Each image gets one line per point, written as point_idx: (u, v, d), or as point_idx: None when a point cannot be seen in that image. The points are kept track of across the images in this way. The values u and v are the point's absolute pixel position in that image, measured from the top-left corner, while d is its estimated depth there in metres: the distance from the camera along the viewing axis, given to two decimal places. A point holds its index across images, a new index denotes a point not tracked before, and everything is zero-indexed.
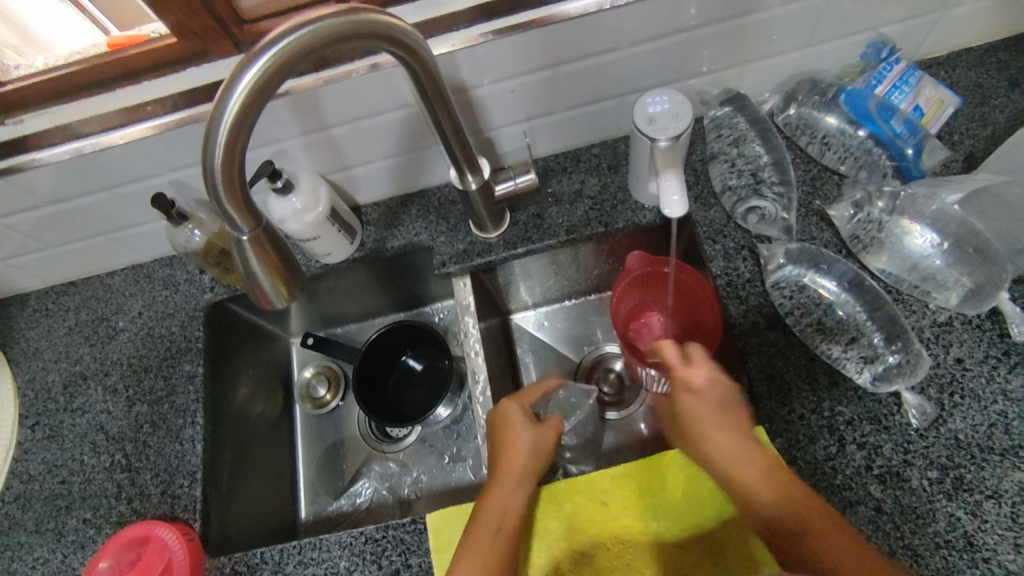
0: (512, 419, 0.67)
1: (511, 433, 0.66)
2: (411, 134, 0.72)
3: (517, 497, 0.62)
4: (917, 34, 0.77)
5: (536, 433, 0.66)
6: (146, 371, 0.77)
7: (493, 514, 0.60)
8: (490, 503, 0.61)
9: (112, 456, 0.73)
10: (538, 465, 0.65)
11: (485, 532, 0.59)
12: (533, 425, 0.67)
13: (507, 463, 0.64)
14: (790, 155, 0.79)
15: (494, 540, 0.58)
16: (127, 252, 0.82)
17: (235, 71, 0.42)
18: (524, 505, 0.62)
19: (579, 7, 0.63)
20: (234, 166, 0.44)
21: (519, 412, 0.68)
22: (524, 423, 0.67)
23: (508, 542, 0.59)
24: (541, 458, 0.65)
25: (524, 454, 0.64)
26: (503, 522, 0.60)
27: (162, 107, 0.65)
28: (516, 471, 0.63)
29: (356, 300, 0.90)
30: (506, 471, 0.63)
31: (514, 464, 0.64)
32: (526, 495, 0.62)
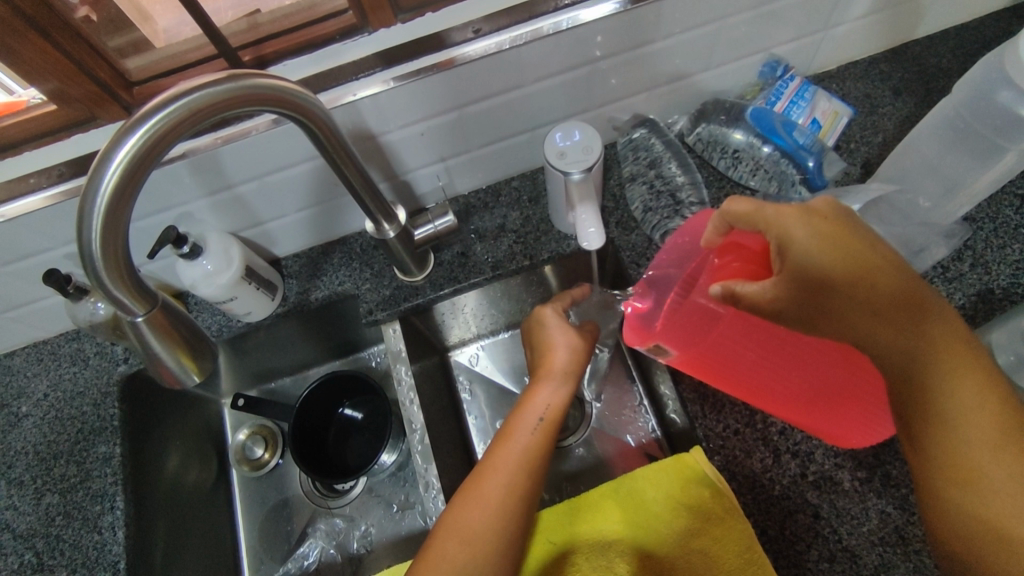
0: (547, 320, 0.69)
1: (549, 333, 0.68)
2: (323, 184, 0.70)
3: (556, 394, 0.65)
4: (807, 51, 0.81)
5: (573, 333, 0.68)
6: (56, 458, 0.72)
7: (536, 407, 0.64)
8: (531, 400, 0.65)
9: (22, 556, 0.67)
10: (579, 362, 0.67)
11: (523, 429, 0.63)
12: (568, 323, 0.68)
13: (546, 363, 0.67)
14: (703, 173, 0.81)
15: (532, 432, 0.62)
16: (26, 330, 0.76)
17: (105, 151, 0.39)
18: (563, 400, 0.65)
19: (478, 49, 0.63)
20: (118, 247, 0.41)
21: (553, 313, 0.69)
22: (559, 324, 0.69)
23: (545, 437, 0.63)
24: (581, 356, 0.68)
25: (562, 353, 0.67)
26: (544, 416, 0.63)
27: (46, 179, 0.61)
28: (556, 368, 0.66)
29: (286, 354, 0.86)
30: (547, 369, 0.66)
31: (554, 363, 0.66)
32: (567, 392, 0.65)
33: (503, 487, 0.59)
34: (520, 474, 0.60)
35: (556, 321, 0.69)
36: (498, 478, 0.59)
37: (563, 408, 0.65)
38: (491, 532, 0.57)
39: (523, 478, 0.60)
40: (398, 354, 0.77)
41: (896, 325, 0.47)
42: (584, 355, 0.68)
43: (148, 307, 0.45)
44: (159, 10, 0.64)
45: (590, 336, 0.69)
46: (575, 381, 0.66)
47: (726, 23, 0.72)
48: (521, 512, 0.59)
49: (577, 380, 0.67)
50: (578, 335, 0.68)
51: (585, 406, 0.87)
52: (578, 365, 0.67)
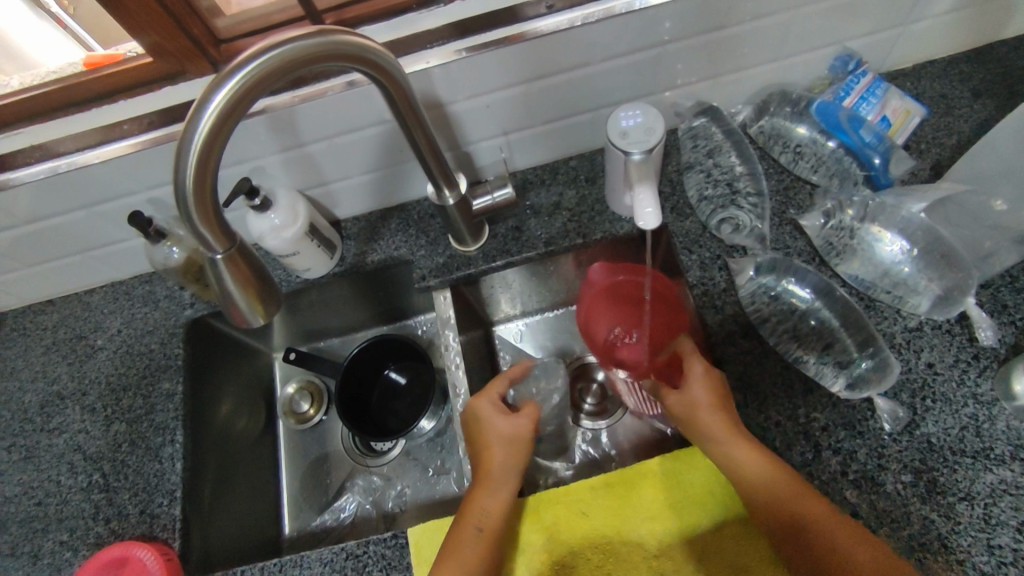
0: (483, 416, 0.68)
1: (488, 427, 0.67)
2: (390, 149, 0.73)
3: (500, 495, 0.62)
4: (883, 46, 0.79)
5: (510, 425, 0.67)
6: (125, 390, 0.77)
7: (480, 509, 0.61)
8: (474, 503, 0.62)
9: (90, 476, 0.72)
10: (519, 458, 0.65)
11: (465, 539, 0.59)
12: (507, 417, 0.68)
13: (486, 463, 0.64)
14: (764, 165, 0.80)
15: (478, 539, 0.59)
16: (106, 269, 0.82)
17: (204, 94, 0.42)
18: (506, 501, 0.62)
19: (550, 24, 0.65)
20: (207, 188, 0.44)
21: (489, 407, 0.69)
22: (497, 418, 0.68)
23: (490, 536, 0.59)
24: (521, 448, 0.66)
25: (501, 448, 0.65)
26: (485, 521, 0.60)
27: (138, 126, 0.65)
28: (495, 467, 0.64)
29: (339, 314, 0.90)
30: (483, 471, 0.64)
31: (492, 461, 0.65)
32: (509, 491, 0.63)
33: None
34: None
35: (492, 417, 0.68)
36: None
37: (507, 509, 0.62)
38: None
39: None
40: (445, 317, 0.79)
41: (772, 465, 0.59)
42: (525, 448, 0.67)
43: (205, 254, 0.46)
44: None
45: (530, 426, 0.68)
46: (517, 475, 0.64)
47: (801, 12, 0.71)
48: None
49: (518, 475, 0.65)
50: (518, 429, 0.67)
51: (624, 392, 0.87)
52: (520, 460, 0.65)
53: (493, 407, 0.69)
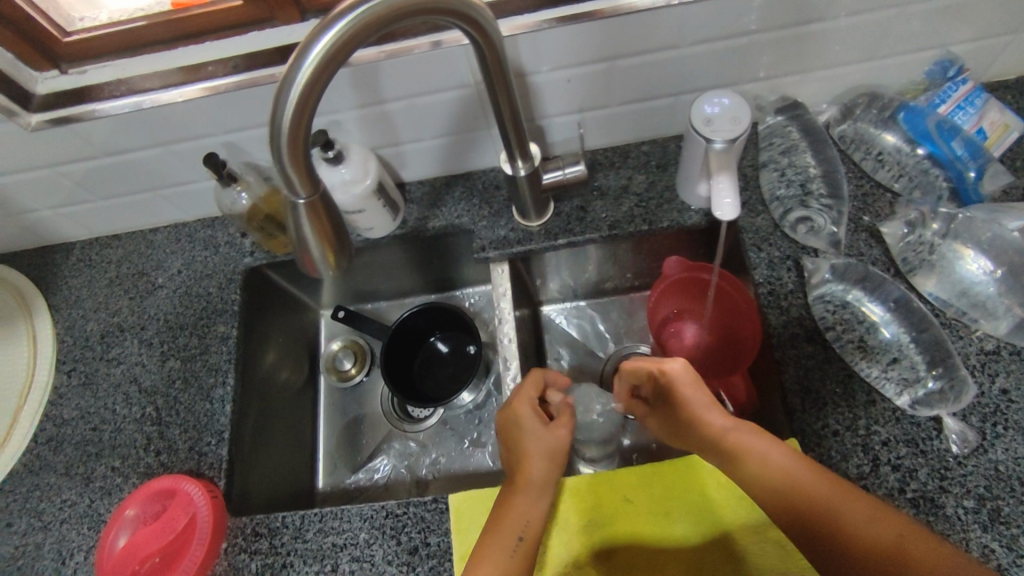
0: (523, 424, 0.65)
1: (528, 435, 0.65)
2: (464, 116, 0.72)
3: (538, 506, 0.61)
4: (987, 54, 0.75)
5: (551, 437, 0.65)
6: (182, 329, 0.78)
7: (516, 523, 0.59)
8: (511, 513, 0.60)
9: (143, 408, 0.74)
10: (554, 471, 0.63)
11: (504, 547, 0.57)
12: (548, 428, 0.65)
13: (523, 474, 0.62)
14: (845, 168, 0.77)
15: (516, 550, 0.57)
16: (172, 210, 0.83)
17: (312, 34, 0.41)
18: (542, 512, 0.61)
19: (646, 1, 0.63)
20: (301, 133, 0.44)
21: (530, 415, 0.66)
22: (536, 428, 0.65)
23: (526, 550, 0.58)
24: (558, 461, 0.64)
25: (539, 461, 0.63)
26: (525, 531, 0.58)
27: (222, 69, 0.66)
28: (534, 478, 0.62)
29: (391, 278, 0.90)
30: (520, 483, 0.62)
31: (531, 474, 0.62)
32: (546, 505, 0.61)
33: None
34: None
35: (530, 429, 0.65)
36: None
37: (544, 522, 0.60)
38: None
39: None
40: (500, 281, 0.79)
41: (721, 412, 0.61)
42: (563, 461, 0.65)
43: (290, 198, 0.46)
44: None
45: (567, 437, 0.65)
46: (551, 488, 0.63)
47: (905, 11, 0.68)
48: None
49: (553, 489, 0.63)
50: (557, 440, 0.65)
51: None
52: (558, 473, 0.64)
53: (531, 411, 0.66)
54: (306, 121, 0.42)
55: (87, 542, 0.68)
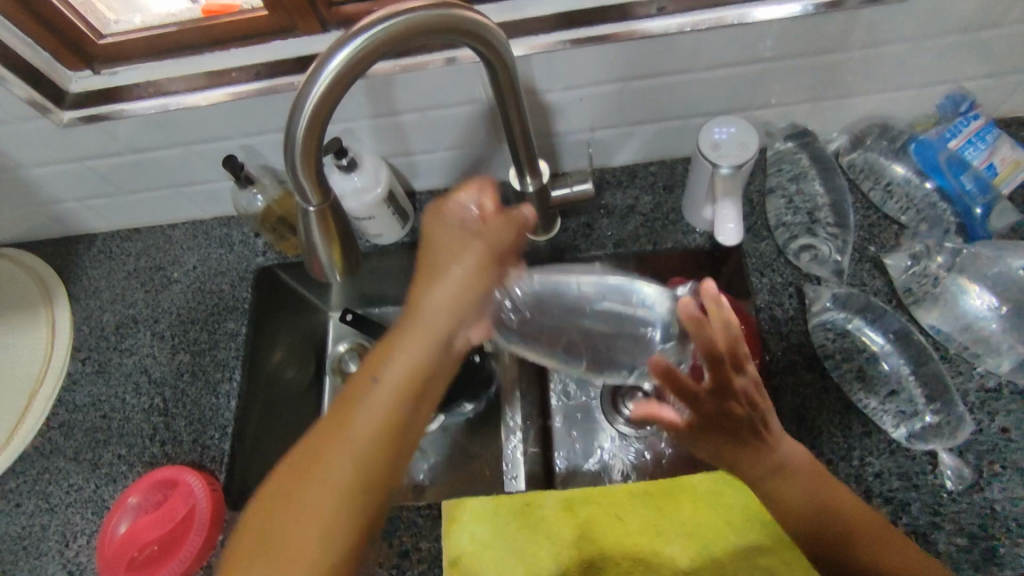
0: (444, 221, 0.51)
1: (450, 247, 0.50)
2: (476, 130, 0.74)
3: (416, 348, 0.47)
4: (1000, 91, 0.75)
5: (472, 240, 0.50)
6: (193, 323, 0.81)
7: (372, 366, 0.47)
8: (379, 352, 0.48)
9: (152, 399, 0.77)
10: (467, 302, 0.49)
11: (357, 397, 0.46)
12: (470, 227, 0.50)
13: (413, 299, 0.49)
14: (852, 198, 0.77)
15: (371, 397, 0.46)
16: (190, 207, 0.85)
17: (329, 50, 0.44)
18: (425, 354, 0.47)
19: (659, 26, 0.64)
20: (314, 142, 0.46)
21: (453, 211, 0.51)
22: (453, 224, 0.51)
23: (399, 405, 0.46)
24: (483, 277, 0.50)
25: (444, 288, 0.49)
26: (383, 372, 0.47)
27: (245, 75, 0.68)
28: (421, 308, 0.48)
29: (398, 283, 0.91)
30: (406, 313, 0.49)
31: (420, 299, 0.49)
32: (435, 346, 0.48)
33: (332, 460, 0.45)
34: (358, 442, 0.45)
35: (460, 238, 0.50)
36: (328, 450, 0.45)
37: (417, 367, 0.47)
38: (357, 488, 0.45)
39: (359, 437, 0.45)
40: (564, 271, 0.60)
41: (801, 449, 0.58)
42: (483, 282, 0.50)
43: (301, 205, 0.48)
44: None
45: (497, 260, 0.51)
46: (438, 335, 0.48)
47: (919, 45, 0.68)
48: (352, 512, 0.45)
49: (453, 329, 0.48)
50: (485, 255, 0.50)
51: None
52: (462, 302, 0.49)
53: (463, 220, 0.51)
54: (318, 130, 0.45)
55: (90, 526, 0.70)
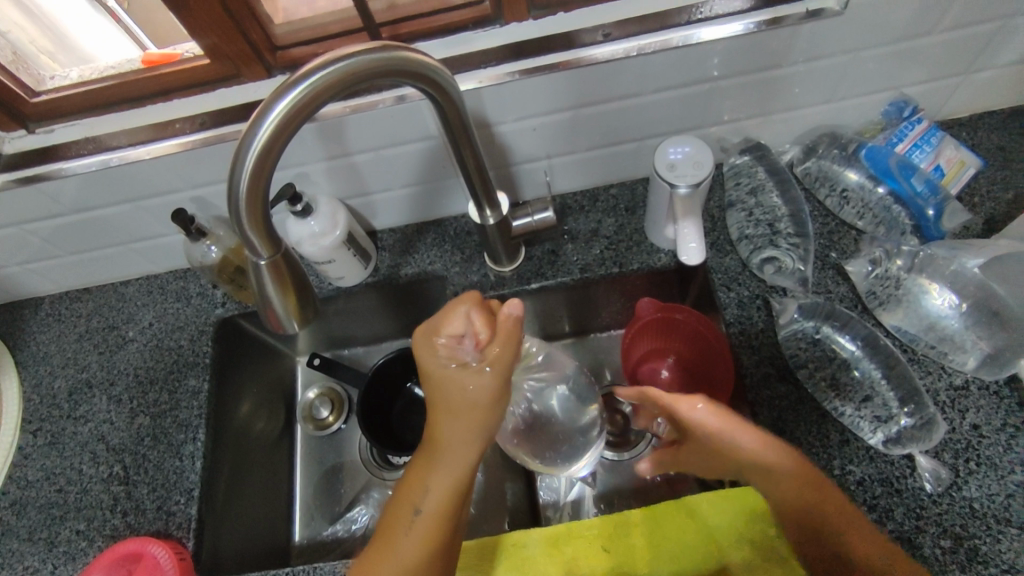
0: (434, 367, 0.51)
1: (449, 381, 0.51)
2: (432, 166, 0.73)
3: (444, 478, 0.53)
4: (939, 95, 0.77)
5: (473, 381, 0.50)
6: (152, 384, 0.77)
7: (411, 499, 0.53)
8: (408, 487, 0.53)
9: (111, 467, 0.73)
10: (490, 418, 0.52)
11: (399, 532, 0.52)
12: (465, 370, 0.50)
13: (433, 435, 0.53)
14: (809, 206, 0.79)
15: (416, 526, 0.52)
16: (143, 262, 0.82)
17: (269, 99, 0.43)
18: (461, 479, 0.53)
19: (606, 53, 0.64)
20: (259, 193, 0.44)
21: (438, 355, 0.51)
22: (452, 368, 0.50)
23: (440, 525, 0.53)
24: (491, 401, 0.51)
25: (459, 411, 0.51)
26: (424, 505, 0.53)
27: (190, 126, 0.66)
28: (441, 442, 0.53)
29: (365, 324, 0.88)
30: (432, 448, 0.53)
31: (442, 436, 0.52)
32: (470, 462, 0.53)
33: None
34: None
35: (452, 375, 0.50)
36: None
37: (453, 491, 0.53)
38: None
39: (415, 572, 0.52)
40: (535, 373, 0.68)
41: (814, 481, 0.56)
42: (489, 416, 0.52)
43: (249, 258, 0.46)
44: None
45: (505, 385, 0.52)
46: (468, 457, 0.53)
47: (858, 56, 0.70)
48: None
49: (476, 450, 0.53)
50: (485, 385, 0.50)
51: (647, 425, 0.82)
52: (477, 430, 0.52)
53: (456, 356, 0.50)
54: (263, 182, 0.43)
55: None
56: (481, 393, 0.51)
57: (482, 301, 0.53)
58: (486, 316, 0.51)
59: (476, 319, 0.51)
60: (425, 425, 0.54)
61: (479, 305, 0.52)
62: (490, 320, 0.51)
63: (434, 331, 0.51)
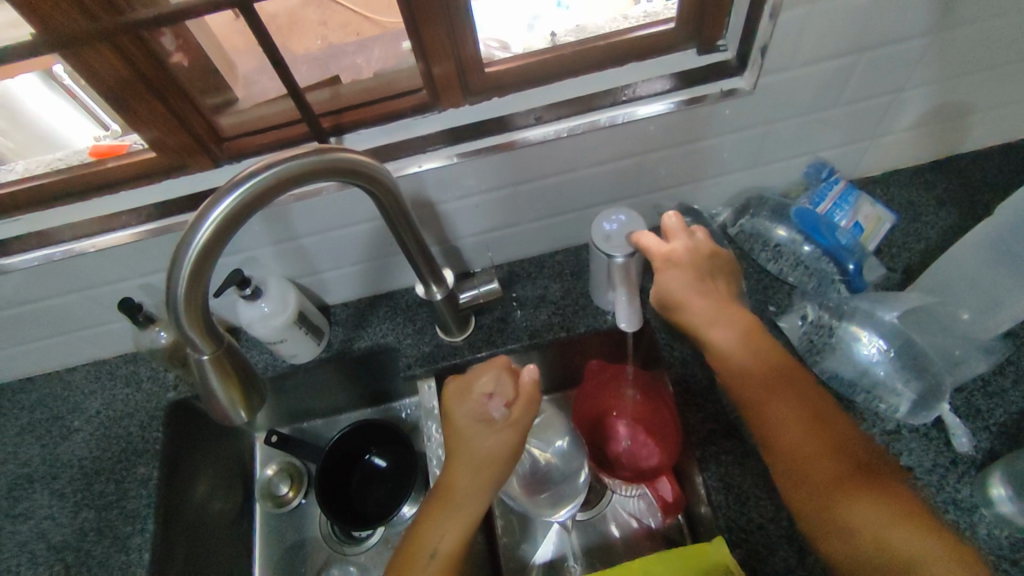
0: (458, 422, 0.62)
1: (472, 437, 0.61)
2: (380, 243, 0.75)
3: (456, 524, 0.60)
4: (852, 157, 0.84)
5: (494, 437, 0.61)
6: (97, 475, 0.76)
7: (424, 545, 0.59)
8: (422, 535, 0.60)
9: (53, 567, 0.71)
10: (503, 470, 0.61)
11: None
12: (486, 427, 0.61)
13: (449, 486, 0.61)
14: (745, 266, 0.82)
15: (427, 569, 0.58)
16: (91, 348, 0.82)
17: (204, 206, 0.45)
18: (469, 524, 0.60)
19: (539, 134, 0.68)
20: (198, 294, 0.46)
21: (466, 412, 0.62)
22: (473, 425, 0.61)
23: (450, 571, 0.59)
24: (505, 455, 0.61)
25: (474, 464, 0.61)
26: (438, 549, 0.59)
27: (135, 217, 0.67)
28: (457, 492, 0.61)
29: (322, 398, 0.88)
30: (447, 497, 0.61)
31: (457, 486, 0.61)
32: (479, 508, 0.61)
33: None
34: None
35: (479, 429, 0.61)
36: None
37: (463, 537, 0.60)
38: None
39: None
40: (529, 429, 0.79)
41: (824, 438, 0.56)
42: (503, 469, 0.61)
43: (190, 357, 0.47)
44: (244, 72, 0.70)
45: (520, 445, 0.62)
46: (479, 504, 0.61)
47: (773, 127, 0.76)
48: None
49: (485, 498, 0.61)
50: (507, 436, 0.61)
51: (606, 483, 0.82)
52: (490, 481, 0.61)
53: (478, 412, 0.62)
54: (201, 284, 0.45)
55: None
56: (496, 449, 0.61)
57: (512, 368, 0.65)
58: (514, 381, 0.63)
59: (505, 381, 0.63)
60: (443, 476, 0.62)
61: (508, 370, 0.64)
62: (513, 387, 0.62)
63: (468, 390, 0.63)
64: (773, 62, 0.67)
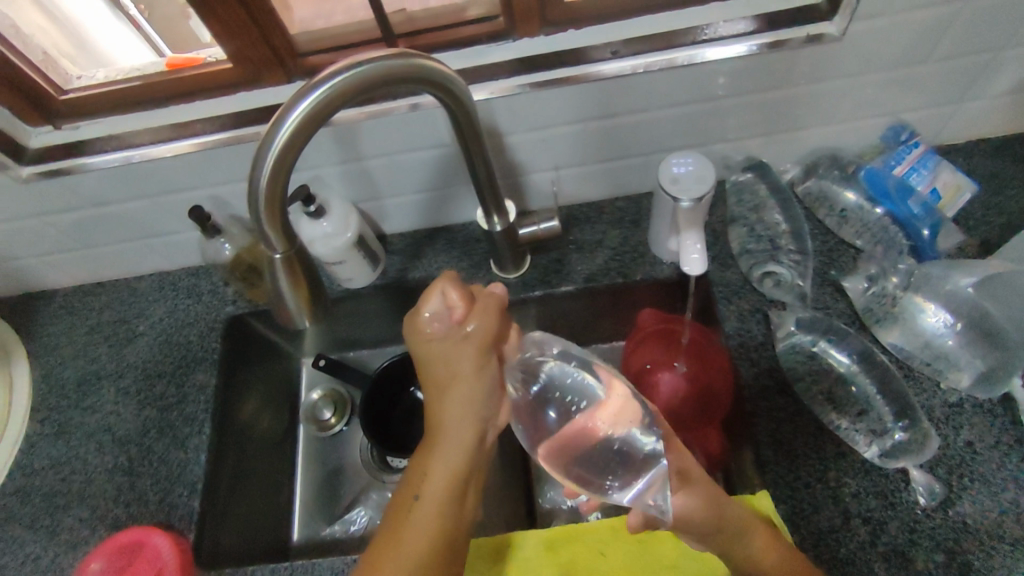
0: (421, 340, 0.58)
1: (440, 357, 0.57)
2: (443, 173, 0.75)
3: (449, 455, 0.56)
4: (936, 121, 0.80)
5: (458, 345, 0.57)
6: (159, 377, 0.79)
7: (415, 482, 0.55)
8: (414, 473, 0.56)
9: (116, 458, 0.75)
10: (484, 387, 0.57)
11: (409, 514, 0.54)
12: (451, 339, 0.57)
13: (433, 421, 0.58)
14: (809, 225, 0.80)
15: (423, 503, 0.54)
16: (156, 258, 0.84)
17: (290, 101, 0.45)
18: (463, 453, 0.56)
19: (614, 68, 0.66)
20: (278, 190, 0.46)
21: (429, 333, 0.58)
22: (438, 340, 0.57)
23: (447, 500, 0.54)
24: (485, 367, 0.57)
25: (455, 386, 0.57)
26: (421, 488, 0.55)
27: (210, 126, 0.69)
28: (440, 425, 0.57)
29: (372, 327, 0.89)
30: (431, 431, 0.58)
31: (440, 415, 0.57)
32: (470, 436, 0.56)
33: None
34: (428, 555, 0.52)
35: (441, 343, 0.57)
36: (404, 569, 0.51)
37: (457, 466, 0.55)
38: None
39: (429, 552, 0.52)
40: None
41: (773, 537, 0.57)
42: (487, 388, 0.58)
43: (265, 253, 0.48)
44: None
45: (489, 358, 0.57)
46: (469, 433, 0.57)
47: (857, 81, 0.73)
48: None
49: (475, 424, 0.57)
50: (467, 349, 0.57)
51: None
52: (473, 401, 0.57)
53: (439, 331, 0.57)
54: (282, 179, 0.45)
55: None
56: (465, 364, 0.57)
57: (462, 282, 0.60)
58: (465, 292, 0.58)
59: (451, 296, 0.58)
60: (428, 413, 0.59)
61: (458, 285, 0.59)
62: (472, 299, 0.58)
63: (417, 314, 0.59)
64: (868, 9, 0.63)
